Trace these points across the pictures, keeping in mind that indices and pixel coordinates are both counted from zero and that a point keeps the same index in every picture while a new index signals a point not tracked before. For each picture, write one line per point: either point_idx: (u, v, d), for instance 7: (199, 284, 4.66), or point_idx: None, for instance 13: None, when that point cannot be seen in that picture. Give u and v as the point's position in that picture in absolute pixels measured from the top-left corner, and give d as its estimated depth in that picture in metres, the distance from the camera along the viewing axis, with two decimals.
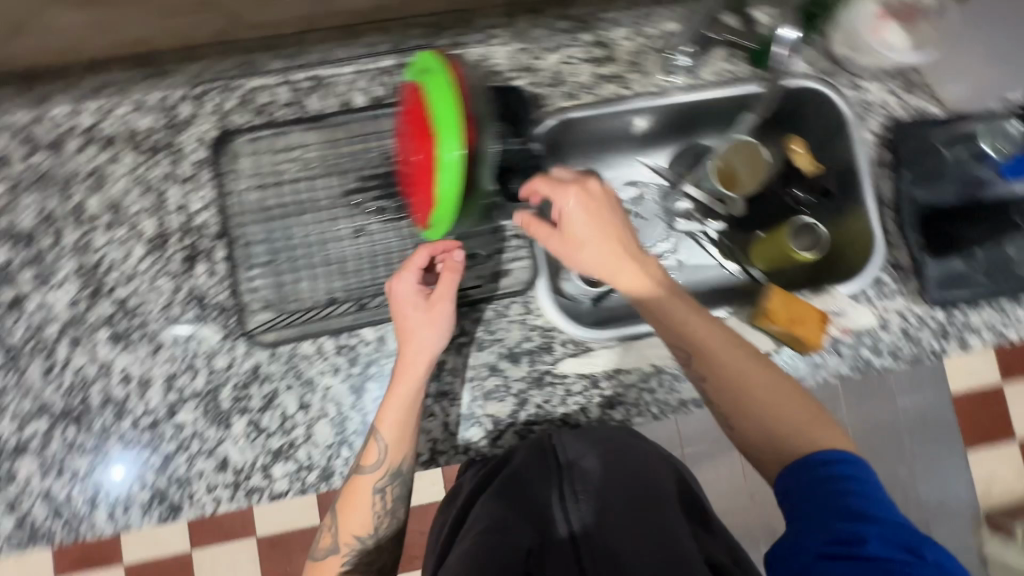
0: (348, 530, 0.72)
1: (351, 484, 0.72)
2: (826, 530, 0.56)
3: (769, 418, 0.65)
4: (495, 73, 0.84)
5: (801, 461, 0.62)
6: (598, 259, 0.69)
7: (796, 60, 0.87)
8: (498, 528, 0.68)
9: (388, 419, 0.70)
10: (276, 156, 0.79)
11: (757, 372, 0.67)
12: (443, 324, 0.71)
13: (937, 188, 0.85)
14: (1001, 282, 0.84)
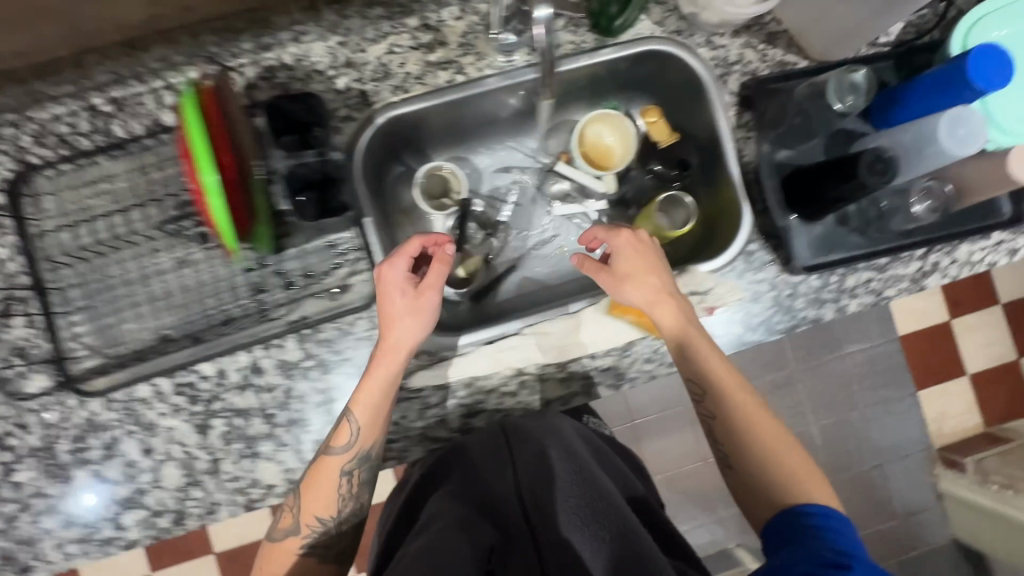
0: (309, 510, 0.68)
1: (317, 466, 0.68)
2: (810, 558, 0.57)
3: (774, 456, 0.70)
4: (314, 73, 0.77)
5: (789, 509, 0.66)
6: (641, 297, 0.72)
7: (642, 23, 0.81)
8: (454, 523, 0.61)
9: (365, 399, 0.68)
10: (82, 191, 0.73)
11: (758, 408, 0.72)
12: (424, 318, 0.69)
13: (802, 146, 0.80)
14: (872, 240, 0.80)
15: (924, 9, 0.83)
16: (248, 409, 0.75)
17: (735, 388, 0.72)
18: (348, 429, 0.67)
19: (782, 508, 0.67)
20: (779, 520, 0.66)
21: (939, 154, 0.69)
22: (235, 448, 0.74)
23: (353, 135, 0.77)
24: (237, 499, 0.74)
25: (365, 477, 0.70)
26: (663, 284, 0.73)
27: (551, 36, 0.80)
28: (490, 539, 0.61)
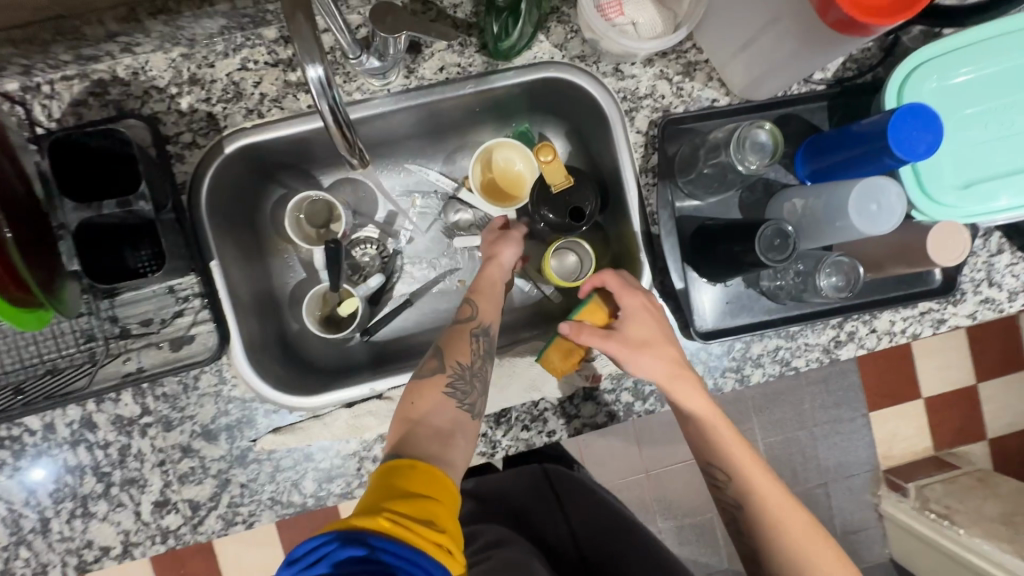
0: (451, 355, 0.65)
1: (451, 332, 0.67)
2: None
3: (805, 559, 0.61)
4: (153, 91, 0.67)
5: None
6: (655, 370, 0.65)
7: (537, 45, 0.71)
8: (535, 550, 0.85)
9: (488, 290, 0.71)
10: None
11: (789, 502, 0.63)
12: (516, 244, 0.74)
13: (712, 199, 0.72)
14: (781, 306, 0.72)
15: (869, 42, 0.71)
16: (80, 465, 0.68)
17: (760, 473, 0.65)
18: (472, 310, 0.69)
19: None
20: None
21: (850, 230, 0.61)
22: (66, 507, 0.69)
23: (199, 164, 0.68)
24: (69, 561, 0.69)
25: (487, 348, 0.67)
26: (668, 358, 0.65)
27: (433, 56, 0.70)
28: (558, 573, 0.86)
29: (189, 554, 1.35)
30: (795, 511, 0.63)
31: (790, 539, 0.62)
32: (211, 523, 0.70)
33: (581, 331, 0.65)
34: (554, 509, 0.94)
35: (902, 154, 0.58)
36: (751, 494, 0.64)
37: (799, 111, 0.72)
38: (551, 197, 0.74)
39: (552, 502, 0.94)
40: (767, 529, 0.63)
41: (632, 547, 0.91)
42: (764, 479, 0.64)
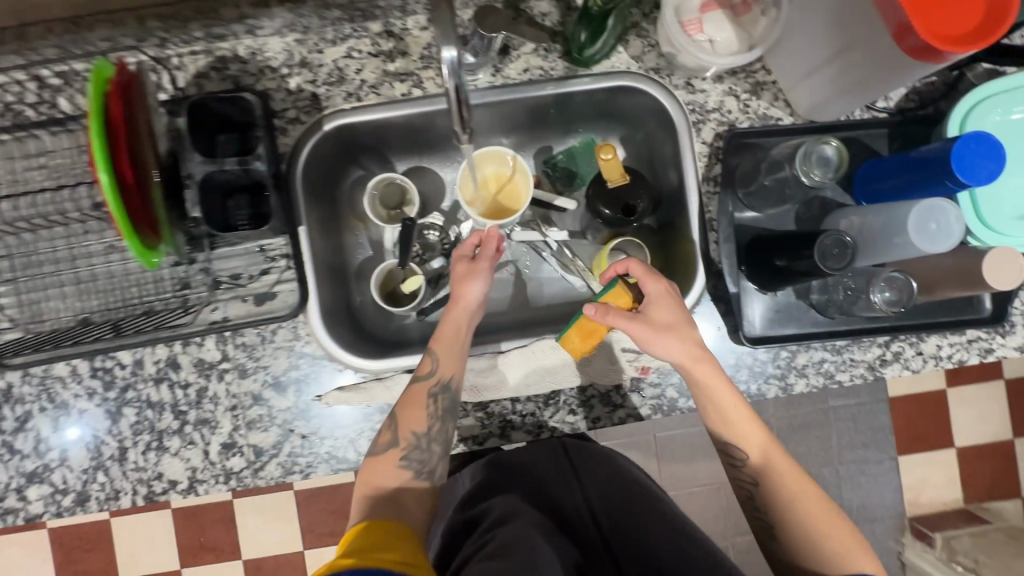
0: (405, 424, 0.68)
1: (409, 394, 0.70)
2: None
3: (820, 532, 0.64)
4: (267, 69, 0.74)
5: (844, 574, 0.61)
6: (673, 354, 0.67)
7: (616, 55, 0.76)
8: (540, 524, 0.74)
9: (445, 337, 0.72)
10: (21, 164, 0.72)
11: (804, 482, 0.66)
12: (480, 279, 0.74)
13: (770, 211, 0.75)
14: (830, 319, 0.75)
15: (933, 76, 0.75)
16: (161, 401, 0.74)
17: (777, 453, 0.67)
18: (429, 365, 0.71)
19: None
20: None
21: (907, 246, 0.64)
22: (143, 439, 0.74)
23: (299, 138, 0.75)
24: (139, 490, 0.74)
25: (450, 404, 0.70)
26: (690, 343, 0.67)
27: (519, 58, 0.76)
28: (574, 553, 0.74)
29: (208, 521, 1.40)
30: (809, 488, 0.66)
31: (807, 517, 0.64)
32: (271, 469, 0.74)
33: (607, 313, 0.67)
34: (570, 483, 0.85)
35: (964, 179, 0.61)
36: (767, 473, 0.67)
37: (860, 135, 0.75)
38: (609, 194, 0.79)
39: (569, 476, 0.86)
40: (786, 504, 0.65)
41: (654, 524, 0.77)
42: (779, 459, 0.67)
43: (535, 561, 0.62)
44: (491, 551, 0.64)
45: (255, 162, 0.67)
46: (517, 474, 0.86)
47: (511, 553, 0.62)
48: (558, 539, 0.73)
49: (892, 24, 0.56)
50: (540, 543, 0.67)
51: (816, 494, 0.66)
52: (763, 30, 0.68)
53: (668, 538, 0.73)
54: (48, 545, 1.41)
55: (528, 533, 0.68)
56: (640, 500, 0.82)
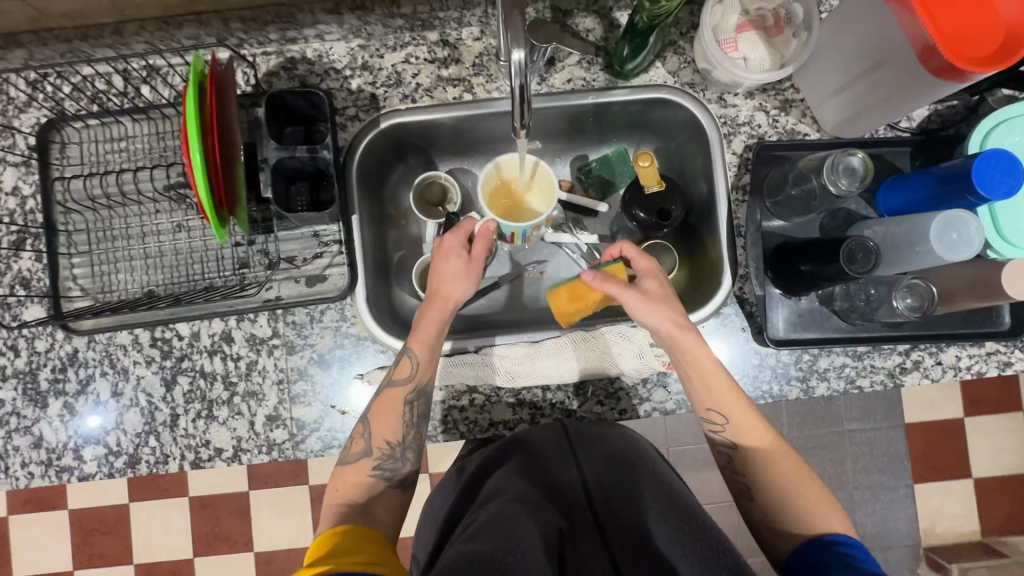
0: (379, 434, 0.69)
1: (384, 396, 0.71)
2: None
3: (796, 493, 0.65)
4: (332, 70, 0.81)
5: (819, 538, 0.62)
6: (662, 325, 0.71)
7: (654, 70, 0.82)
8: (529, 503, 0.65)
9: (424, 336, 0.72)
10: (105, 147, 0.79)
11: (780, 447, 0.68)
12: (475, 281, 0.75)
13: (795, 220, 0.79)
14: (852, 325, 0.78)
15: (954, 101, 0.79)
16: (213, 372, 0.79)
17: (753, 418, 0.69)
18: (405, 367, 0.71)
19: (804, 541, 0.62)
20: (808, 549, 0.61)
21: (930, 254, 0.67)
22: (194, 407, 0.79)
23: (357, 133, 0.81)
24: (187, 456, 0.78)
25: (423, 408, 0.72)
26: (677, 318, 0.71)
27: (563, 69, 0.82)
28: (557, 520, 0.64)
29: (224, 512, 1.34)
30: (782, 453, 0.68)
31: (781, 477, 0.66)
32: (312, 442, 0.78)
33: (605, 283, 0.73)
34: (568, 459, 0.72)
35: (983, 193, 0.65)
36: (744, 437, 0.69)
37: (883, 153, 0.79)
38: (643, 198, 0.83)
39: (565, 453, 0.73)
40: (762, 464, 0.67)
41: (655, 506, 0.66)
42: (755, 424, 0.69)
43: (520, 535, 0.58)
44: (469, 533, 0.60)
45: (322, 150, 0.72)
46: (509, 453, 0.74)
47: (489, 532, 0.59)
48: (545, 512, 0.65)
49: (917, 45, 0.61)
50: (530, 536, 0.59)
51: (788, 456, 0.68)
52: (794, 51, 0.74)
53: (677, 530, 0.62)
54: (67, 529, 1.33)
55: (519, 513, 0.62)
56: (647, 477, 0.70)
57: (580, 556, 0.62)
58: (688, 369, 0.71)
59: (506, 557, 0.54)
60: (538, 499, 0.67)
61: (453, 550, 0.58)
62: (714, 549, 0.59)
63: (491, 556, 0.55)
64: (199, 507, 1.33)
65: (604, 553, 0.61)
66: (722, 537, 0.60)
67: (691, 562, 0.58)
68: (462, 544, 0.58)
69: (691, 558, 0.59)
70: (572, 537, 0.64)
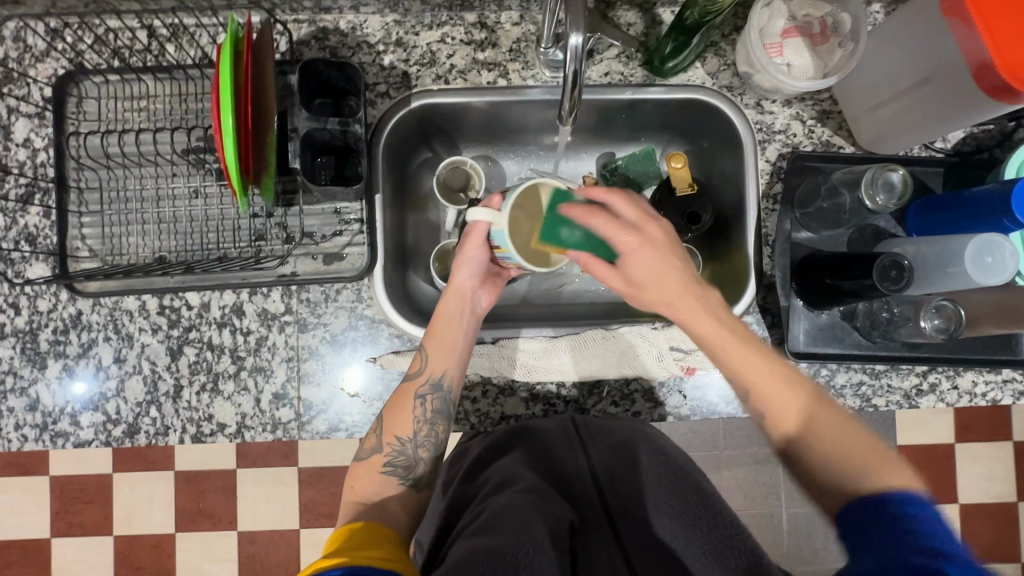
0: (389, 430, 0.69)
1: (399, 393, 0.71)
2: (898, 553, 0.47)
3: (840, 461, 0.57)
4: (365, 44, 0.78)
5: (863, 499, 0.53)
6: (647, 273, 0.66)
7: (693, 70, 0.80)
8: (536, 492, 0.65)
9: (439, 334, 0.72)
10: (124, 105, 0.76)
11: (817, 405, 0.60)
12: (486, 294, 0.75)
13: (825, 232, 0.78)
14: (875, 343, 0.77)
15: (991, 125, 0.79)
16: (221, 345, 0.77)
17: (785, 386, 0.62)
18: (439, 399, 0.71)
19: (861, 496, 0.53)
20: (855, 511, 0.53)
21: (962, 277, 0.67)
22: (199, 379, 0.76)
23: (387, 111, 0.79)
24: (189, 429, 0.76)
25: (440, 404, 0.71)
26: (686, 276, 0.66)
27: (602, 62, 0.81)
28: (568, 516, 0.65)
29: (211, 488, 1.28)
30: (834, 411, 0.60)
31: (827, 446, 0.58)
32: (318, 424, 0.76)
33: (594, 216, 0.65)
34: (576, 448, 0.72)
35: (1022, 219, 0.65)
36: (779, 411, 0.61)
37: (917, 171, 0.78)
38: (672, 201, 0.81)
39: (574, 443, 0.72)
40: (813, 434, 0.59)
41: (659, 499, 0.65)
42: (786, 392, 0.61)
43: (525, 530, 0.56)
44: (478, 526, 0.58)
45: (354, 124, 0.70)
46: (518, 437, 0.74)
47: (497, 527, 0.57)
48: (555, 504, 0.64)
49: (973, 63, 0.61)
50: (537, 531, 0.57)
51: (833, 413, 0.60)
52: (838, 61, 0.73)
53: (691, 527, 0.61)
54: (48, 497, 1.28)
55: (532, 506, 0.61)
56: (643, 448, 0.70)
57: (591, 550, 0.63)
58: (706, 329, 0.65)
59: (516, 552, 0.53)
60: (548, 490, 0.67)
61: (460, 546, 0.56)
62: (723, 543, 0.58)
63: (498, 552, 0.53)
64: (184, 483, 1.27)
65: (617, 555, 0.61)
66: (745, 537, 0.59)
67: (702, 560, 0.58)
68: (469, 540, 0.56)
69: (705, 557, 0.58)
70: (586, 533, 0.65)
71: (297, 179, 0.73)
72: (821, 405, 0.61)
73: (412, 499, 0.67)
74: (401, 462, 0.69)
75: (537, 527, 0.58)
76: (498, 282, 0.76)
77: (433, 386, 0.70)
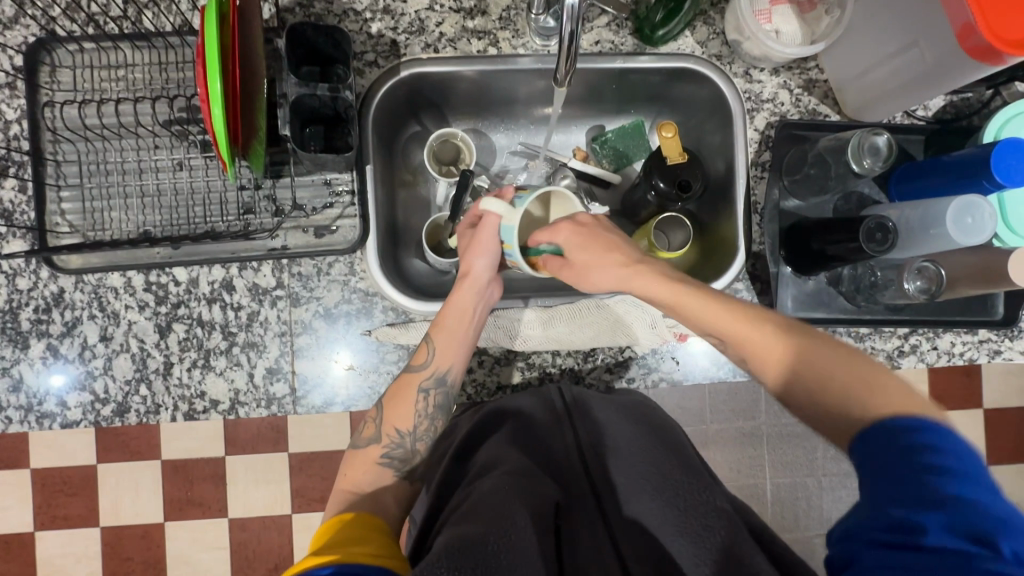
0: (389, 421, 0.70)
1: (399, 381, 0.71)
2: (880, 512, 0.44)
3: (854, 391, 0.52)
4: (351, 11, 0.76)
5: (874, 426, 0.49)
6: (607, 273, 0.69)
7: (683, 38, 0.81)
8: (522, 471, 0.65)
9: (447, 326, 0.72)
10: (100, 74, 0.73)
11: (809, 345, 0.56)
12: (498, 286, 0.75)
13: (812, 199, 0.80)
14: (863, 305, 0.79)
15: (969, 93, 0.81)
16: (211, 321, 0.75)
17: (840, 364, 0.54)
18: (441, 394, 0.71)
19: (864, 427, 0.50)
20: (865, 439, 0.49)
21: (944, 237, 0.69)
22: (189, 356, 0.75)
23: (375, 80, 0.77)
24: (180, 406, 0.75)
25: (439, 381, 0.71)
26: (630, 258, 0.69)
27: (592, 30, 0.80)
28: (553, 494, 0.65)
29: (201, 474, 1.26)
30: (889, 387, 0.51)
31: (853, 400, 0.51)
32: (314, 398, 0.76)
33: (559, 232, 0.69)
34: (563, 423, 0.73)
35: (999, 178, 0.67)
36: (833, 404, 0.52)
37: (900, 139, 0.80)
38: (664, 169, 0.80)
39: (560, 417, 0.73)
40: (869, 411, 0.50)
41: (638, 478, 0.66)
42: (846, 370, 0.53)
43: (511, 518, 0.56)
44: (460, 515, 0.58)
45: (344, 90, 0.70)
46: (506, 417, 0.73)
47: (479, 513, 0.57)
48: (540, 484, 0.65)
49: (957, 24, 0.62)
50: (520, 513, 0.57)
51: (897, 387, 0.50)
52: (825, 27, 0.74)
53: (669, 506, 0.62)
54: (30, 487, 1.25)
55: (517, 488, 0.61)
56: (615, 417, 0.72)
57: (575, 528, 0.65)
58: (699, 306, 0.62)
59: (498, 541, 0.53)
60: (534, 470, 0.67)
61: (445, 533, 0.55)
62: (702, 525, 0.58)
63: (478, 541, 0.52)
64: (173, 469, 1.25)
65: (603, 539, 0.63)
66: (720, 518, 0.58)
67: (683, 541, 0.59)
68: (452, 528, 0.56)
69: (683, 538, 0.59)
70: (570, 512, 0.66)
71: (289, 149, 0.72)
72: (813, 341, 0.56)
73: (404, 491, 0.69)
74: (398, 454, 0.70)
75: (521, 518, 0.57)
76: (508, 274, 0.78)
77: (437, 379, 0.71)
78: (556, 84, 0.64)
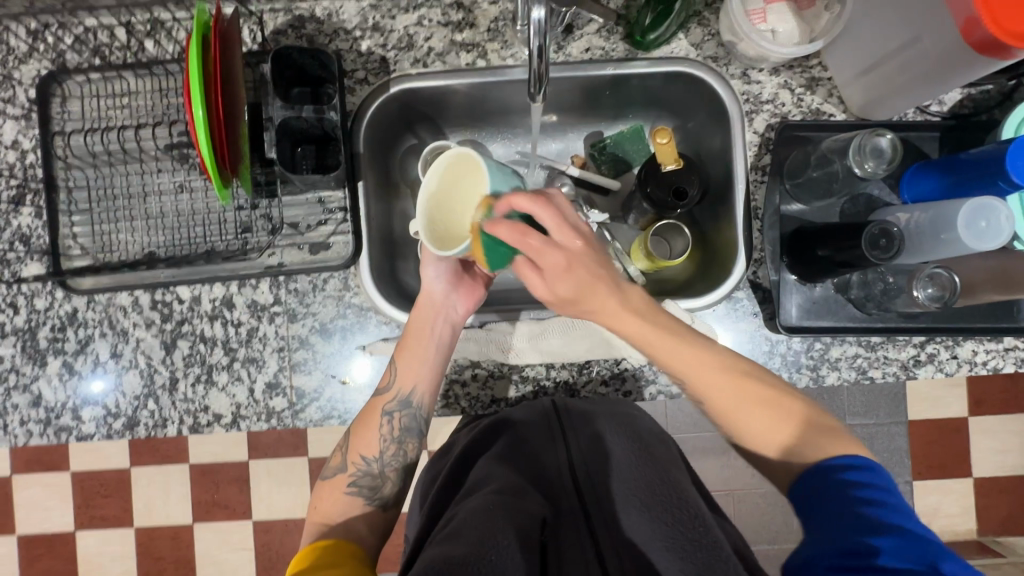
0: (356, 449, 0.71)
1: (368, 409, 0.72)
2: (840, 538, 0.51)
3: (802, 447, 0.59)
4: (341, 30, 0.78)
5: (812, 470, 0.57)
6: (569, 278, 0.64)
7: (677, 41, 0.79)
8: (508, 489, 0.64)
9: (410, 352, 0.72)
10: (106, 103, 0.77)
11: (783, 416, 0.61)
12: (468, 302, 0.76)
13: (815, 204, 0.76)
14: (874, 313, 0.75)
15: (988, 85, 0.76)
16: (213, 338, 0.78)
17: (750, 401, 0.62)
18: (408, 416, 0.72)
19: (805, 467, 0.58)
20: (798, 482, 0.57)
21: (956, 242, 0.65)
22: (193, 371, 0.78)
23: (366, 97, 0.78)
24: (185, 419, 0.77)
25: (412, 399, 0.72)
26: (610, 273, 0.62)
27: (582, 37, 0.79)
28: (540, 511, 0.63)
29: (222, 480, 1.30)
30: (782, 403, 0.62)
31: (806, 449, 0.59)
32: (311, 412, 0.77)
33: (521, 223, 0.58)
34: (555, 439, 0.70)
35: (1017, 178, 0.63)
36: (754, 432, 0.62)
37: (911, 137, 0.76)
38: (659, 176, 0.78)
39: (553, 433, 0.71)
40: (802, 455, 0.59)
41: (628, 491, 0.63)
42: (757, 408, 0.62)
43: (496, 542, 0.55)
44: (447, 532, 0.58)
45: (329, 110, 0.71)
46: (500, 432, 0.74)
47: (466, 534, 0.56)
48: (527, 501, 0.63)
49: (960, 18, 0.59)
50: (501, 533, 0.56)
51: (824, 425, 0.61)
52: (825, 25, 0.71)
53: (656, 520, 0.60)
54: (66, 490, 1.31)
55: (502, 507, 0.60)
56: (612, 432, 0.69)
57: (562, 545, 0.61)
58: (612, 306, 0.62)
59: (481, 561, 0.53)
60: (522, 487, 0.65)
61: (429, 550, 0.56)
62: (690, 543, 0.56)
63: (463, 559, 0.52)
64: (195, 474, 1.30)
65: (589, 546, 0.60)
66: (711, 536, 0.57)
67: (669, 557, 0.56)
68: (436, 547, 0.56)
69: (668, 553, 0.56)
70: (559, 529, 0.63)
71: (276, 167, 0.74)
72: (749, 390, 0.62)
73: (378, 518, 0.69)
74: (364, 483, 0.70)
75: (500, 546, 0.55)
76: (475, 287, 0.77)
77: (403, 402, 0.72)
78: (534, 99, 0.64)
